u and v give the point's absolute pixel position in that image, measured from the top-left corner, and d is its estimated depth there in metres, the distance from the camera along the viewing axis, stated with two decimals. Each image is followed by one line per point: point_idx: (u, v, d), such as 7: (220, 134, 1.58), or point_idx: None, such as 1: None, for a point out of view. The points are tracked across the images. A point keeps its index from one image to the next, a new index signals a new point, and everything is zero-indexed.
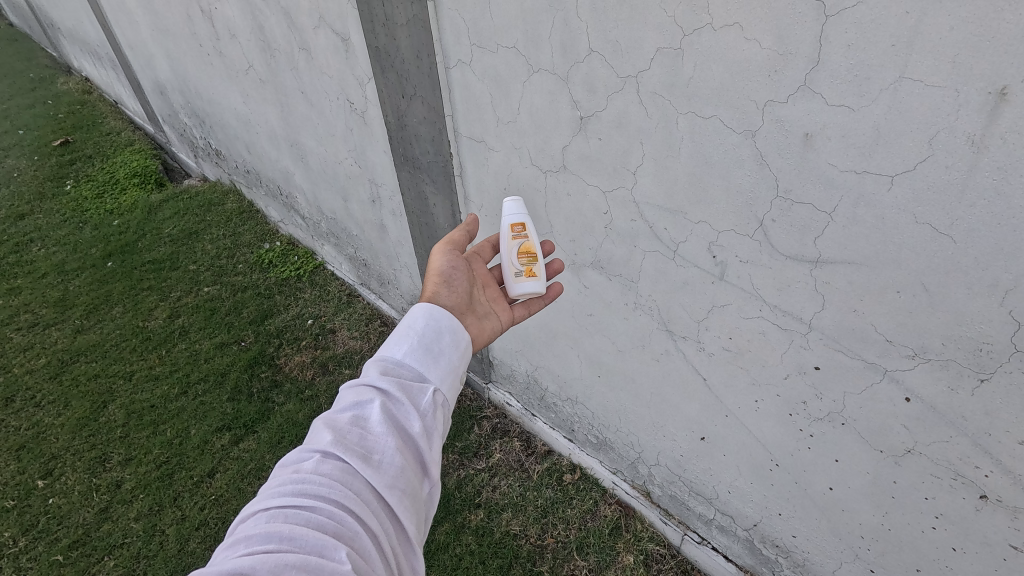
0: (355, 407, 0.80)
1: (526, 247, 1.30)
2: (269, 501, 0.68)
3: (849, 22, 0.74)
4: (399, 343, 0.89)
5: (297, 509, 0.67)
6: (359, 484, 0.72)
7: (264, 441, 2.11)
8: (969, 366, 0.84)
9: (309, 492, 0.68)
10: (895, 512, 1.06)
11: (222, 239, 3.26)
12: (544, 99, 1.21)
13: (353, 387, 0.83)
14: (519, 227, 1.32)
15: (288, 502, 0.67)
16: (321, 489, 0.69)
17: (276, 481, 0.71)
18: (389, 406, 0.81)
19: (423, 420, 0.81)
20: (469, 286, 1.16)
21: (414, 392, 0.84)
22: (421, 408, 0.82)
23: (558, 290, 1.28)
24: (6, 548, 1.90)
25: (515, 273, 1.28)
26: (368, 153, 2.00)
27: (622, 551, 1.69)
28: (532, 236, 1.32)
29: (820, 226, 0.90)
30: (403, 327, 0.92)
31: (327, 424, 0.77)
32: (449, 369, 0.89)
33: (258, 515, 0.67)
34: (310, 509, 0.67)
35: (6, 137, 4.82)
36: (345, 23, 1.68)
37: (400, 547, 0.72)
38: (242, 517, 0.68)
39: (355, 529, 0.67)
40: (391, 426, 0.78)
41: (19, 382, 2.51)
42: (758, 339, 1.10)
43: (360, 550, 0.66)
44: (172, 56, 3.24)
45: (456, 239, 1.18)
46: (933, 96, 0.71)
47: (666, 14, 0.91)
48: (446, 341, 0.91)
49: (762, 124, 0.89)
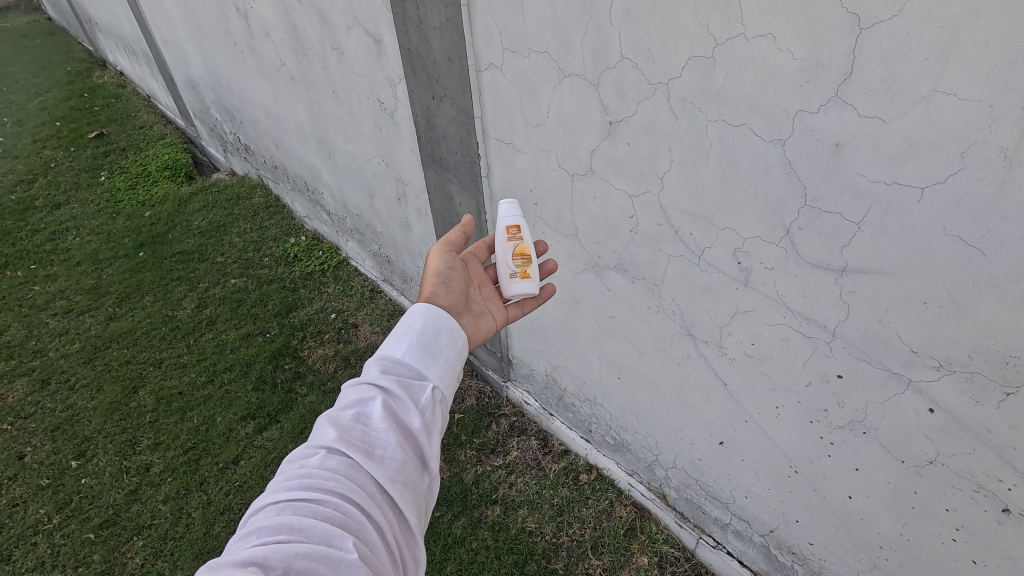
0: (357, 403, 0.83)
1: (521, 249, 1.36)
2: (278, 495, 0.71)
3: (883, 35, 0.74)
4: (399, 343, 0.92)
5: (305, 502, 0.70)
6: (363, 478, 0.74)
7: (287, 431, 2.16)
8: (994, 379, 0.84)
9: (316, 486, 0.71)
10: (914, 523, 1.06)
11: (249, 232, 3.33)
12: (574, 103, 1.23)
13: (355, 385, 0.86)
14: (515, 229, 1.38)
15: (296, 495, 0.70)
16: (328, 483, 0.72)
17: (284, 476, 0.74)
18: (390, 402, 0.83)
19: (422, 416, 0.84)
20: (465, 287, 1.17)
21: (413, 390, 0.86)
22: (420, 404, 0.85)
23: (551, 290, 1.33)
24: (41, 525, 1.98)
25: (510, 274, 1.33)
26: (396, 152, 2.04)
27: (636, 552, 1.70)
28: (526, 238, 1.39)
29: (848, 235, 0.90)
30: (403, 326, 0.94)
31: (331, 421, 0.80)
32: (446, 367, 0.92)
33: (269, 508, 0.70)
34: (317, 501, 0.70)
35: (43, 128, 4.98)
36: (378, 24, 1.72)
37: (402, 536, 0.75)
38: (253, 510, 0.71)
39: (360, 520, 0.70)
40: (393, 421, 0.81)
41: (54, 365, 2.60)
42: (781, 345, 1.11)
43: (365, 540, 0.69)
44: (206, 53, 3.32)
45: (453, 241, 1.18)
46: (966, 110, 0.72)
47: (699, 23, 0.93)
48: (444, 340, 0.94)
49: (793, 132, 0.90)
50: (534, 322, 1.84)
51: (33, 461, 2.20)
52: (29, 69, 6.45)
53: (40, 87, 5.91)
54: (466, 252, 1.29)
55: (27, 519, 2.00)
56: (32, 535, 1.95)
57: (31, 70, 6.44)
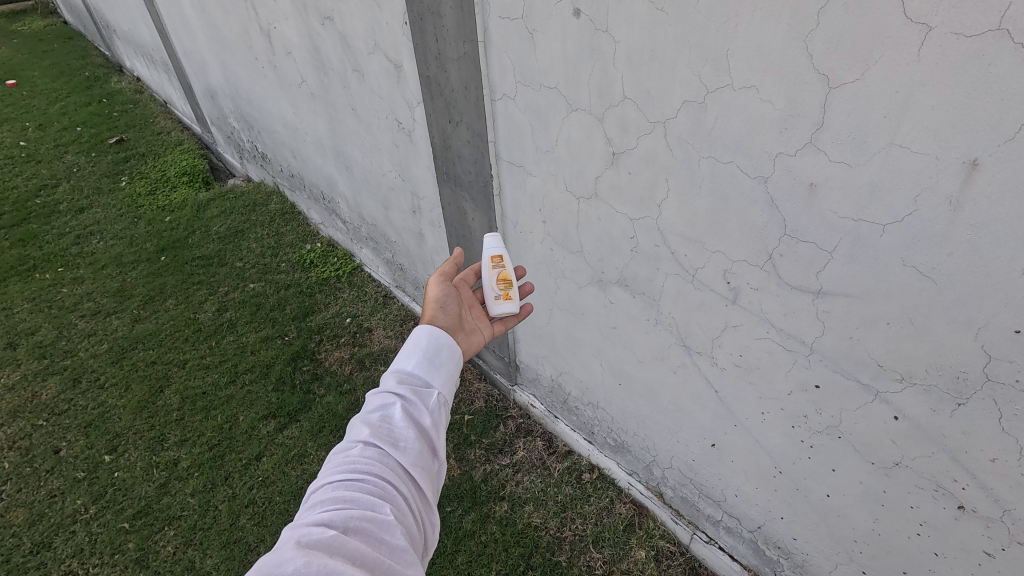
0: (380, 407, 0.95)
1: (503, 275, 1.52)
2: (328, 478, 0.84)
3: (848, 94, 0.86)
4: (408, 357, 1.04)
5: (351, 481, 0.82)
6: (392, 462, 0.87)
7: (306, 430, 2.29)
8: (949, 391, 0.96)
9: (358, 469, 0.84)
10: (884, 519, 1.18)
11: (266, 238, 3.46)
12: (581, 134, 1.35)
13: (376, 393, 0.98)
14: (498, 258, 1.55)
15: (342, 477, 0.83)
16: (366, 466, 0.84)
17: (330, 465, 0.86)
18: (407, 405, 0.96)
19: (432, 415, 0.96)
20: (458, 309, 1.31)
21: (423, 394, 0.99)
22: (430, 406, 0.98)
23: (530, 310, 1.48)
24: (78, 515, 2.12)
25: (494, 297, 1.49)
26: (412, 168, 2.16)
27: (635, 546, 1.82)
28: (508, 265, 1.56)
29: (822, 262, 1.02)
30: (410, 344, 1.06)
31: (361, 422, 0.92)
32: (448, 376, 1.05)
33: (321, 489, 0.82)
34: (360, 480, 0.83)
35: (64, 133, 5.13)
36: (399, 51, 1.84)
37: (424, 511, 0.88)
38: (311, 492, 0.84)
39: (393, 494, 0.83)
40: (410, 419, 0.94)
41: (84, 365, 2.74)
42: (766, 357, 1.23)
43: (398, 509, 0.82)
44: (227, 66, 3.45)
45: (446, 271, 1.34)
46: (918, 161, 0.83)
47: (692, 73, 1.05)
48: (445, 353, 1.07)
49: (774, 172, 1.02)
50: (541, 329, 1.96)
51: (68, 455, 2.33)
52: (49, 74, 6.61)
53: (60, 92, 6.07)
54: (458, 279, 1.45)
55: (65, 509, 2.13)
56: (70, 523, 2.09)
57: (51, 75, 6.60)
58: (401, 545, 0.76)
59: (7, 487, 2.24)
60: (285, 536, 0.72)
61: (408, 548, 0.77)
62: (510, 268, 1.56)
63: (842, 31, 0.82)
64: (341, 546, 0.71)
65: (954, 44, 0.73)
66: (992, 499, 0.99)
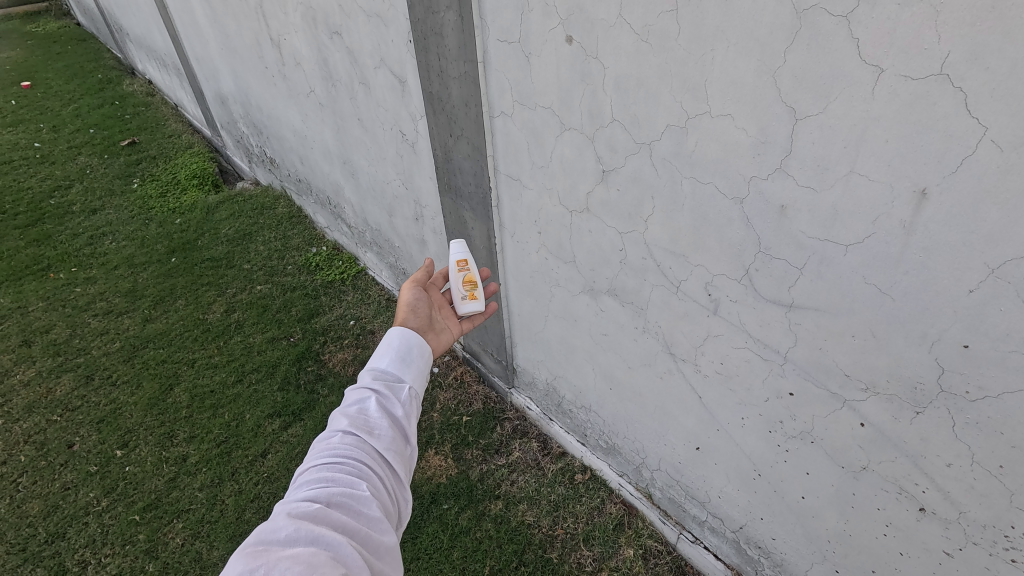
0: (357, 401, 1.03)
1: (469, 277, 1.71)
2: (311, 463, 0.92)
3: (812, 126, 0.93)
4: (382, 357, 1.12)
5: (332, 463, 0.91)
6: (368, 447, 0.95)
7: (310, 428, 2.37)
8: (908, 400, 1.03)
9: (338, 453, 0.92)
10: (854, 519, 1.26)
11: (274, 241, 3.56)
12: (573, 152, 1.43)
13: (353, 388, 1.06)
14: (463, 262, 1.74)
15: (325, 460, 0.91)
16: (345, 451, 0.93)
17: (312, 452, 0.94)
18: (381, 398, 1.04)
19: (404, 406, 1.05)
20: (429, 310, 1.45)
21: (396, 388, 1.07)
22: (402, 398, 1.06)
23: (495, 307, 1.67)
24: (91, 506, 2.21)
25: (461, 297, 1.67)
26: (415, 177, 2.25)
27: (623, 545, 1.90)
28: (473, 268, 1.74)
29: (793, 278, 1.10)
30: (383, 345, 1.15)
31: (340, 413, 1.00)
32: (418, 372, 1.13)
33: (306, 472, 0.90)
34: (340, 463, 0.91)
35: (78, 135, 5.25)
36: (404, 67, 1.93)
37: (398, 490, 0.96)
38: (295, 476, 0.91)
39: (370, 474, 0.92)
40: (384, 410, 1.02)
41: (96, 363, 2.83)
42: (744, 365, 1.30)
43: (374, 487, 0.90)
44: (238, 73, 3.55)
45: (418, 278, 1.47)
46: (875, 188, 0.90)
47: (674, 100, 1.12)
48: (416, 352, 1.15)
49: (748, 193, 1.09)
50: (537, 335, 2.03)
51: (81, 449, 2.43)
52: (63, 76, 6.74)
53: (74, 94, 6.19)
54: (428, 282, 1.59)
55: (79, 501, 2.23)
56: (84, 515, 2.18)
57: (66, 77, 6.73)
58: (376, 516, 0.85)
59: (23, 479, 2.33)
60: (275, 510, 0.80)
61: (383, 519, 0.86)
62: (475, 270, 1.75)
63: (806, 68, 0.90)
64: (324, 516, 0.80)
65: (902, 85, 0.81)
66: (950, 501, 1.06)
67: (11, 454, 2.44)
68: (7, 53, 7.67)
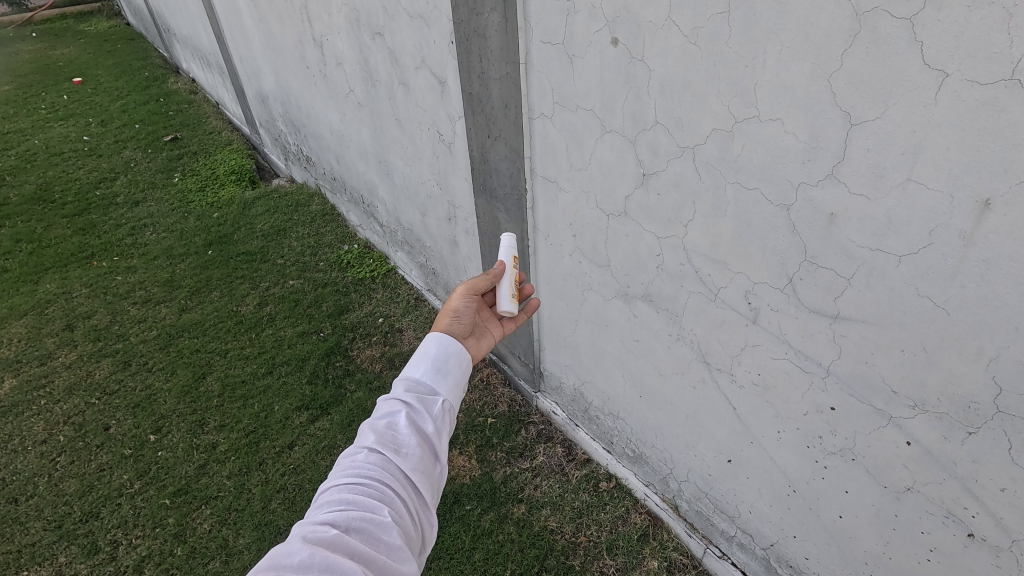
0: (387, 414, 1.04)
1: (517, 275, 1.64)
2: (335, 481, 0.93)
3: (868, 132, 0.91)
4: (417, 366, 1.13)
5: (354, 485, 0.91)
6: (394, 467, 0.96)
7: (336, 423, 2.39)
8: (960, 420, 0.99)
9: (361, 474, 0.93)
10: (895, 541, 1.21)
11: (307, 237, 3.62)
12: (613, 155, 1.42)
13: (385, 400, 1.07)
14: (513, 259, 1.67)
15: (348, 480, 0.92)
16: (369, 471, 0.93)
17: (338, 469, 0.95)
18: (411, 412, 1.05)
19: (435, 422, 1.05)
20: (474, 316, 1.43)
21: (428, 401, 1.08)
22: (433, 413, 1.06)
23: (536, 308, 1.65)
24: (124, 489, 2.27)
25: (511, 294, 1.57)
26: (450, 178, 2.26)
27: (648, 556, 1.86)
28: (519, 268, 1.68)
29: (840, 288, 1.06)
30: (420, 353, 1.16)
31: (369, 427, 1.01)
32: (453, 384, 1.14)
33: (329, 491, 0.91)
34: (362, 484, 0.91)
35: (124, 129, 5.44)
36: (444, 68, 1.95)
37: (423, 513, 0.96)
38: (320, 492, 0.92)
39: (392, 497, 0.92)
40: (413, 425, 1.02)
41: (134, 350, 2.92)
42: (784, 377, 1.26)
43: (397, 511, 0.90)
44: (280, 73, 3.63)
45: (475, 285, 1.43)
46: (934, 198, 0.87)
47: (722, 104, 1.10)
48: (452, 362, 1.16)
49: (796, 200, 1.06)
50: (567, 339, 2.02)
51: (117, 432, 2.49)
52: (112, 73, 7.00)
53: (123, 90, 6.42)
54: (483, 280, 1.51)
55: (113, 482, 2.29)
56: (117, 496, 2.24)
57: (115, 74, 7.00)
58: (396, 543, 0.85)
59: (62, 459, 2.41)
60: (294, 531, 0.81)
61: (403, 547, 0.85)
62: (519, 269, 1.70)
63: (864, 72, 0.88)
64: (342, 543, 0.79)
65: (969, 90, 0.78)
66: (1002, 528, 1.01)
67: (51, 434, 2.52)
68: (62, 51, 7.97)
